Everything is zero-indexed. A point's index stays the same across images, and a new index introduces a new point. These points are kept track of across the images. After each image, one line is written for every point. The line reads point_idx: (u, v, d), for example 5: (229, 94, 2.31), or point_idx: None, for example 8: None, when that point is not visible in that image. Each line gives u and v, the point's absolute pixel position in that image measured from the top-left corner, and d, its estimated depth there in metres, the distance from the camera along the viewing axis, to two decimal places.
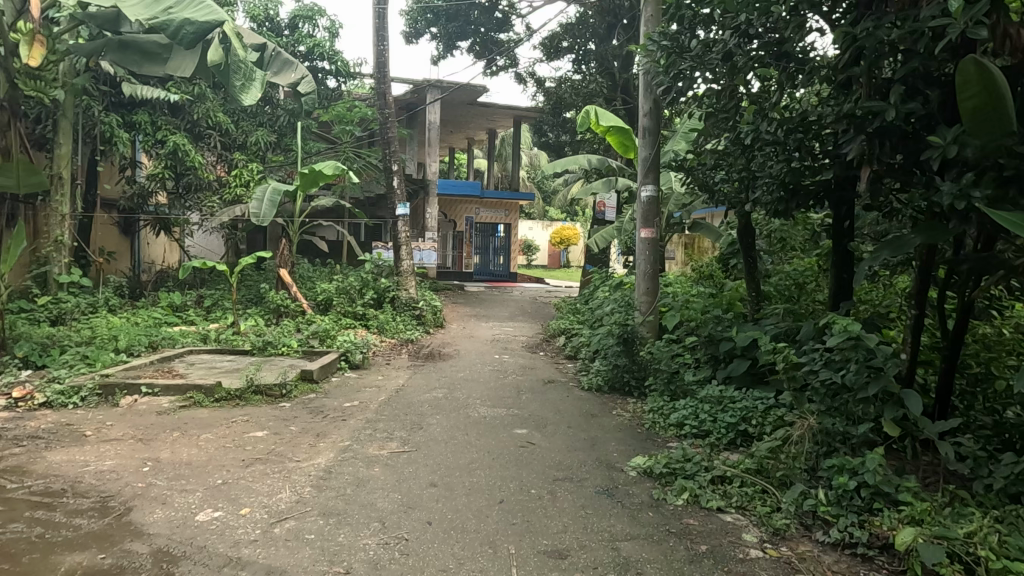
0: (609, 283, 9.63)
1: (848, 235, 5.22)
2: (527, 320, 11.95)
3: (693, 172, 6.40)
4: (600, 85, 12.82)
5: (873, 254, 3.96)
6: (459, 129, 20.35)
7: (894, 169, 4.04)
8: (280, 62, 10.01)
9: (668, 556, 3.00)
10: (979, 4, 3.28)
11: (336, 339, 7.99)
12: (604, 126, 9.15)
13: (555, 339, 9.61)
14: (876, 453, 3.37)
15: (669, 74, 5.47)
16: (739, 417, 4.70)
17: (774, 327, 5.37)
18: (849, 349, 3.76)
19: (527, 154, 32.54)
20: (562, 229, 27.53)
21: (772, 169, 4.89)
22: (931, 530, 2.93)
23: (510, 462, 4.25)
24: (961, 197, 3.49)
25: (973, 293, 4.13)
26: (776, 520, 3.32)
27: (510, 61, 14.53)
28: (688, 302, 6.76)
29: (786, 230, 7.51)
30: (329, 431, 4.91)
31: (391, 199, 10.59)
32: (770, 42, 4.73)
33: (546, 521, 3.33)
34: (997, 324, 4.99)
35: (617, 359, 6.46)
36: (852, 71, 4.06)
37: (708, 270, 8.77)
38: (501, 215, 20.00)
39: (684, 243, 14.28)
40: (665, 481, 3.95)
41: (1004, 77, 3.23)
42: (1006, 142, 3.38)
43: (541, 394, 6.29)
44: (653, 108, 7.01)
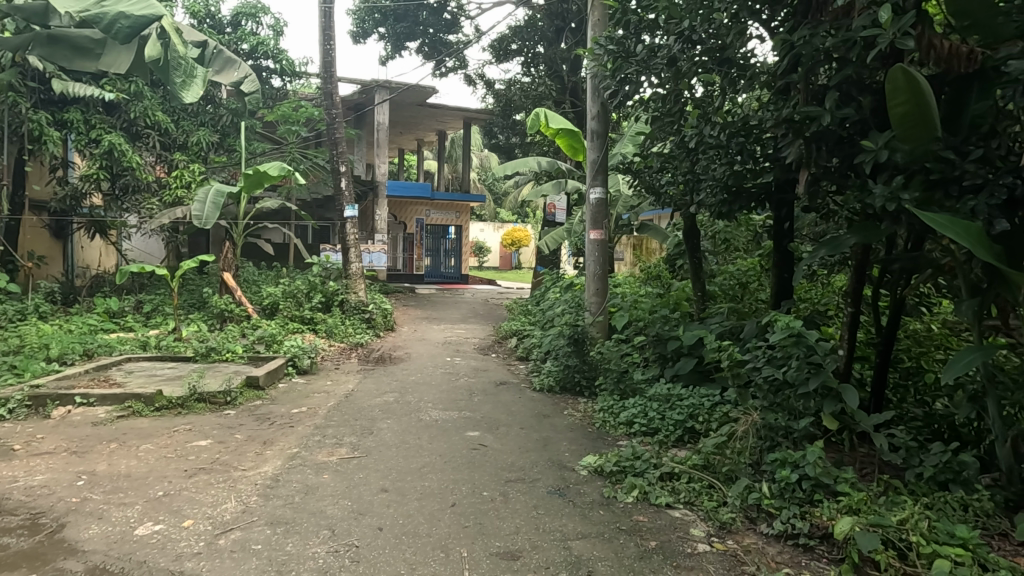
0: (560, 284, 9.73)
1: (788, 236, 5.41)
2: (478, 321, 11.93)
3: (640, 175, 6.48)
4: (549, 88, 13.03)
5: (811, 254, 4.11)
6: (409, 130, 20.21)
7: (830, 172, 4.20)
8: (222, 61, 9.72)
9: (618, 553, 3.04)
10: (906, 16, 3.44)
11: (283, 344, 7.81)
12: (553, 128, 9.23)
13: (507, 340, 9.63)
14: (817, 445, 3.50)
15: (616, 77, 5.56)
16: (686, 414, 4.81)
17: (719, 326, 5.51)
18: (791, 346, 3.87)
19: (477, 156, 32.55)
20: (513, 231, 27.77)
21: (715, 172, 5.07)
22: (867, 518, 3.04)
23: (462, 464, 4.24)
24: (892, 200, 3.63)
25: (904, 290, 4.35)
26: (723, 514, 3.41)
27: (459, 63, 14.51)
28: (637, 302, 6.88)
29: (729, 231, 7.78)
30: (277, 438, 4.80)
31: (339, 200, 10.43)
32: (712, 48, 4.86)
33: (498, 523, 3.33)
34: (927, 320, 5.25)
35: (568, 359, 6.52)
36: (790, 78, 4.21)
37: (656, 270, 8.94)
38: (452, 216, 19.95)
39: (632, 244, 14.56)
40: (615, 479, 4.00)
41: (931, 86, 3.41)
42: (934, 147, 3.58)
43: (493, 396, 6.29)
44: (601, 111, 7.08)
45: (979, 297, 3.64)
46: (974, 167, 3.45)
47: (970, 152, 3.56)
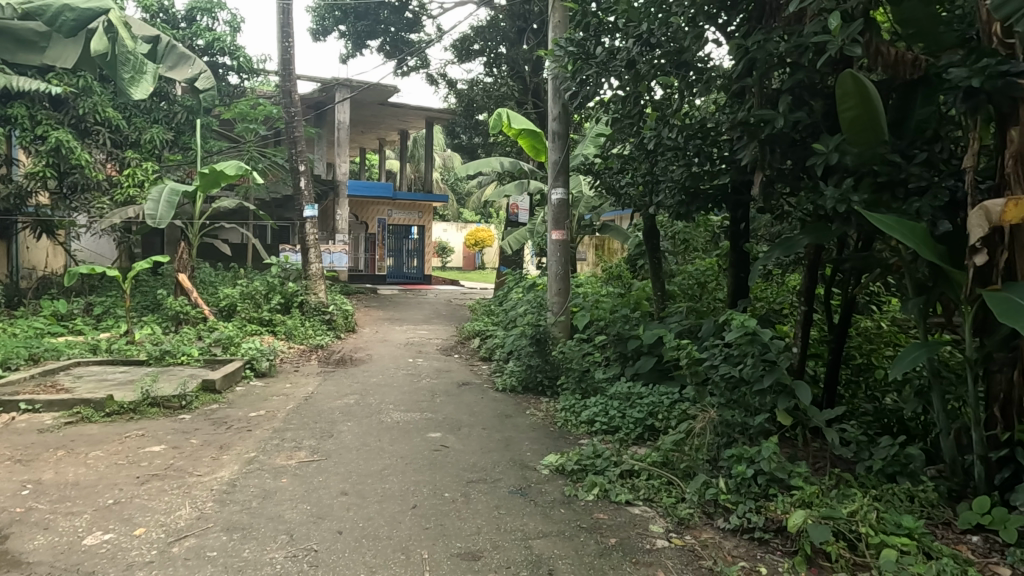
0: (522, 284, 9.78)
1: (744, 236, 5.53)
2: (441, 322, 11.87)
3: (601, 176, 6.54)
4: (511, 89, 13.11)
5: (765, 254, 4.23)
6: (370, 130, 20.03)
7: (785, 174, 4.32)
8: (175, 56, 9.48)
9: (578, 551, 3.07)
10: (855, 24, 3.55)
11: (240, 347, 7.65)
12: (515, 128, 9.26)
13: (469, 340, 9.62)
14: (771, 441, 3.58)
15: (576, 79, 5.64)
16: (646, 412, 4.88)
17: (677, 325, 5.60)
18: (746, 344, 3.95)
19: (439, 156, 32.42)
20: (476, 232, 27.75)
21: (673, 174, 5.17)
22: (819, 511, 3.12)
23: (424, 466, 4.23)
24: (842, 201, 3.74)
25: (855, 289, 4.49)
26: (681, 510, 3.46)
27: (421, 62, 14.42)
28: (598, 302, 6.94)
29: (688, 232, 7.94)
30: (234, 442, 4.71)
31: (299, 200, 10.27)
32: (670, 51, 4.90)
33: (460, 523, 3.33)
34: (877, 318, 5.43)
35: (530, 359, 6.55)
36: (745, 82, 4.31)
37: (617, 270, 9.04)
38: (415, 216, 19.86)
39: (594, 244, 14.69)
40: (576, 477, 4.03)
41: (877, 91, 3.54)
42: (881, 150, 3.71)
43: (455, 397, 6.28)
44: (562, 112, 7.12)
45: (924, 296, 3.79)
46: (919, 170, 3.61)
47: (914, 156, 3.71)
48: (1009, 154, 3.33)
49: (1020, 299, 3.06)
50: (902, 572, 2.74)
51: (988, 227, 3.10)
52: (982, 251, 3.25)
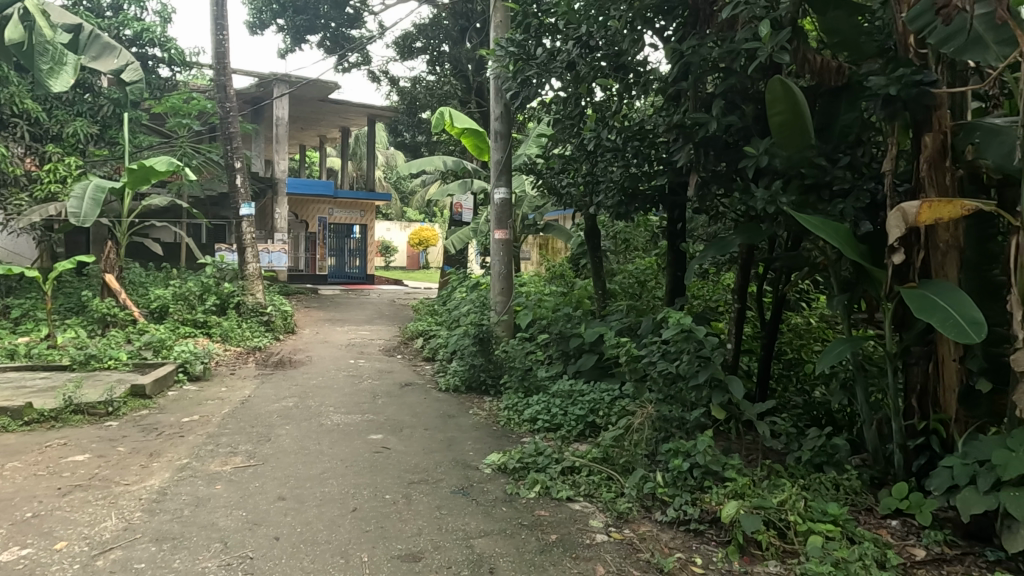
0: (466, 284, 9.78)
1: (681, 236, 5.67)
2: (384, 323, 11.73)
3: (543, 175, 6.60)
4: (454, 87, 13.08)
5: (700, 254, 4.38)
6: (311, 126, 19.61)
7: (719, 176, 4.46)
8: (99, 46, 9.04)
9: (520, 548, 3.09)
10: (783, 32, 3.69)
11: (172, 349, 7.36)
12: (457, 127, 9.25)
13: (413, 340, 9.53)
14: (706, 435, 3.68)
15: (517, 80, 5.66)
16: (587, 409, 4.95)
17: (618, 323, 5.71)
18: (682, 341, 4.04)
19: (382, 154, 32.00)
20: (420, 231, 27.47)
21: (613, 174, 5.26)
22: (750, 501, 3.23)
23: (364, 468, 4.17)
24: (772, 203, 3.89)
25: (785, 288, 4.68)
26: (620, 505, 3.53)
27: (363, 58, 14.21)
28: (541, 301, 6.99)
29: (629, 231, 8.10)
30: (164, 449, 4.53)
31: (235, 198, 9.97)
32: (609, 54, 4.96)
33: (400, 526, 3.30)
34: (806, 314, 5.67)
35: (473, 359, 6.55)
36: (681, 86, 4.43)
37: (559, 270, 9.13)
38: (357, 215, 19.56)
39: (538, 243, 14.79)
40: (517, 476, 4.05)
41: (804, 96, 3.68)
42: (807, 154, 3.88)
43: (397, 398, 6.21)
44: (504, 112, 7.12)
45: (848, 293, 3.97)
46: (842, 172, 3.79)
47: (838, 159, 3.89)
48: (924, 159, 3.51)
49: (935, 295, 3.24)
50: (826, 557, 2.87)
51: (905, 228, 3.26)
52: (900, 251, 3.41)
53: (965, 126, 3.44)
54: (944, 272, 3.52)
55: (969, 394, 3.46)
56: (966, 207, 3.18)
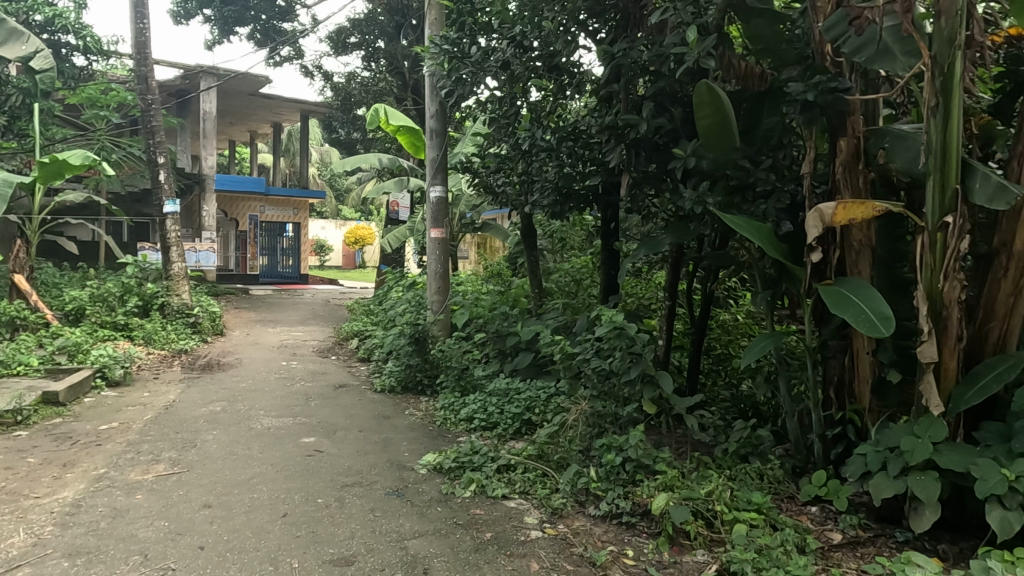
0: (402, 283, 9.68)
1: (615, 235, 5.77)
2: (318, 323, 11.48)
3: (478, 174, 6.60)
4: (390, 84, 12.93)
5: (632, 253, 4.48)
6: (241, 121, 18.98)
7: (649, 177, 4.56)
8: (5, 32, 8.50)
9: (454, 548, 3.08)
10: (709, 38, 3.82)
11: (89, 354, 6.99)
12: (393, 125, 9.15)
13: (347, 341, 9.35)
14: (638, 429, 3.76)
15: (452, 78, 5.63)
16: (523, 407, 4.98)
17: (554, 321, 5.77)
18: (614, 338, 4.11)
19: (316, 150, 31.26)
20: (355, 230, 26.88)
21: (548, 174, 5.31)
22: (680, 493, 3.32)
23: (296, 473, 4.06)
24: (699, 203, 4.01)
25: (713, 286, 4.84)
26: (554, 501, 3.56)
27: (295, 52, 13.86)
28: (477, 301, 6.99)
29: (565, 230, 8.17)
30: (79, 459, 4.30)
31: (157, 194, 9.54)
32: (543, 54, 4.98)
33: (332, 529, 3.24)
34: (734, 310, 5.87)
35: (409, 359, 6.46)
36: (612, 88, 4.51)
37: (497, 269, 9.14)
38: (290, 213, 19.08)
39: (476, 243, 14.77)
40: (453, 476, 4.04)
41: (729, 100, 3.80)
42: (732, 156, 4.01)
43: (331, 400, 6.09)
44: (439, 110, 7.05)
45: (771, 290, 4.14)
46: (764, 174, 3.95)
47: (762, 161, 4.03)
48: (840, 163, 3.67)
49: (848, 291, 3.42)
50: (750, 544, 2.98)
51: (822, 228, 3.42)
52: (818, 249, 3.58)
53: (875, 132, 3.66)
54: (858, 269, 3.69)
55: (881, 385, 3.66)
56: (877, 208, 3.37)
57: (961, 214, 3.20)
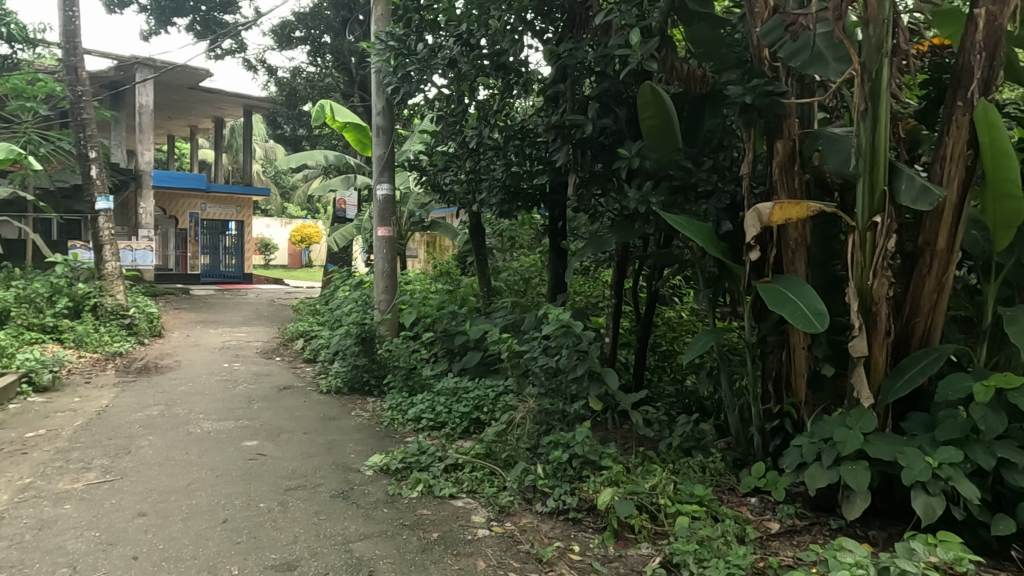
0: (349, 282, 9.53)
1: (562, 233, 5.82)
2: (262, 323, 11.20)
3: (426, 172, 6.56)
4: (336, 80, 12.72)
5: (578, 253, 4.53)
6: (180, 116, 18.35)
7: (596, 176, 4.62)
8: None
9: (400, 549, 3.05)
10: (652, 41, 3.89)
11: (14, 358, 6.63)
12: (338, 121, 8.99)
13: (292, 342, 9.15)
14: (585, 426, 3.80)
15: (398, 75, 5.57)
16: (471, 406, 4.98)
17: (502, 320, 5.79)
18: (561, 337, 4.14)
19: (260, 146, 30.48)
20: (302, 229, 26.35)
21: (495, 172, 5.32)
22: (625, 488, 3.38)
23: (237, 477, 3.95)
24: (643, 203, 4.08)
25: (658, 284, 4.94)
26: (502, 499, 3.57)
27: (237, 45, 13.48)
28: (426, 299, 6.95)
29: (514, 229, 8.17)
30: (2, 469, 4.07)
31: (89, 191, 9.12)
32: (490, 53, 4.96)
33: (274, 534, 3.17)
34: (678, 308, 6.01)
35: (355, 359, 6.36)
36: (558, 88, 4.55)
37: (445, 268, 9.10)
38: (233, 211, 18.62)
39: (425, 241, 14.66)
40: (400, 476, 4.00)
41: (673, 102, 3.86)
42: (675, 157, 4.10)
43: (275, 402, 5.95)
44: (386, 107, 6.97)
45: (713, 288, 4.25)
46: (706, 175, 4.05)
47: (703, 162, 4.13)
48: (776, 164, 3.78)
49: (785, 289, 3.54)
50: (692, 535, 3.05)
51: (760, 227, 3.53)
52: (756, 248, 3.69)
53: (809, 135, 3.80)
54: (795, 267, 3.81)
55: (816, 378, 3.80)
56: (812, 208, 3.48)
57: (889, 215, 3.34)
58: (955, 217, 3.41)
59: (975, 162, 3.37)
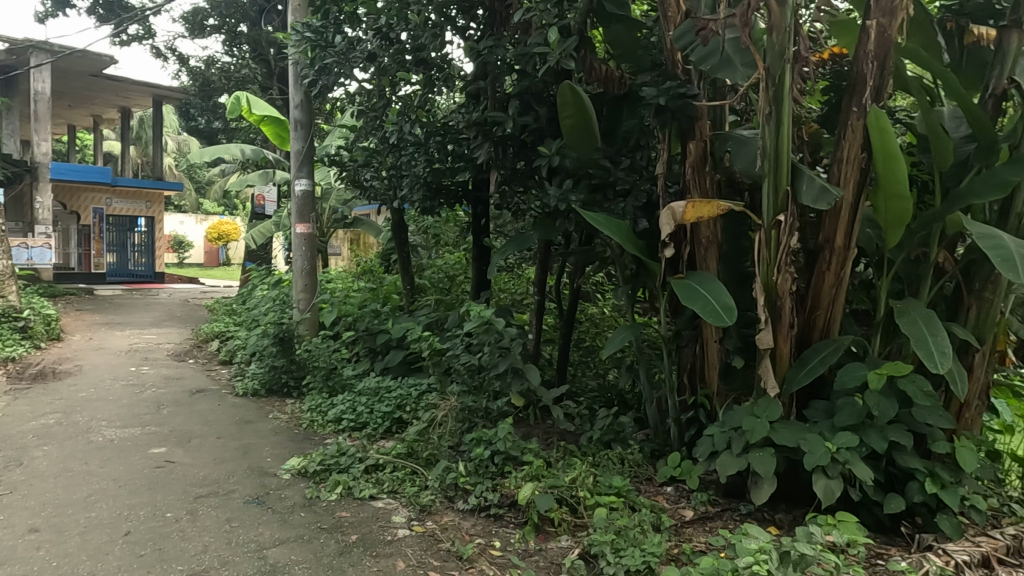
0: (268, 280, 9.20)
1: (485, 231, 5.83)
2: (174, 324, 10.66)
3: (346, 168, 6.43)
4: (254, 71, 12.26)
5: (500, 250, 4.56)
6: (81, 104, 17.24)
7: (517, 174, 4.66)
8: None
9: (317, 553, 2.98)
10: (569, 40, 3.95)
11: None
12: (256, 114, 8.67)
13: (207, 343, 8.77)
14: (507, 422, 3.82)
15: (315, 68, 5.42)
16: (394, 406, 4.92)
17: (425, 318, 5.74)
18: (483, 333, 4.17)
19: (173, 138, 29.04)
20: (218, 225, 25.26)
21: (417, 169, 5.27)
22: (545, 482, 3.42)
23: (143, 487, 3.75)
24: (563, 201, 4.15)
25: (579, 281, 5.04)
26: (423, 497, 3.54)
27: (145, 31, 12.78)
28: (348, 297, 6.81)
29: (439, 226, 8.09)
30: None
31: None
32: (410, 48, 4.90)
33: (182, 544, 3.03)
34: (601, 304, 6.14)
35: (274, 360, 6.18)
36: (479, 85, 4.57)
37: (369, 265, 8.94)
38: (142, 207, 17.29)
39: (349, 238, 14.33)
40: (318, 479, 3.91)
41: (592, 102, 3.94)
42: (594, 156, 4.19)
43: (187, 406, 5.69)
44: (304, 100, 6.78)
45: (631, 284, 4.36)
46: (624, 173, 4.15)
47: (621, 161, 4.24)
48: (689, 164, 3.91)
49: (697, 284, 3.67)
50: (609, 526, 3.11)
51: (674, 225, 3.64)
52: (671, 245, 3.81)
53: (720, 136, 3.96)
54: (706, 264, 3.95)
55: (727, 370, 3.96)
56: (722, 207, 3.63)
57: (791, 214, 3.53)
58: (851, 216, 3.62)
59: (868, 164, 3.61)
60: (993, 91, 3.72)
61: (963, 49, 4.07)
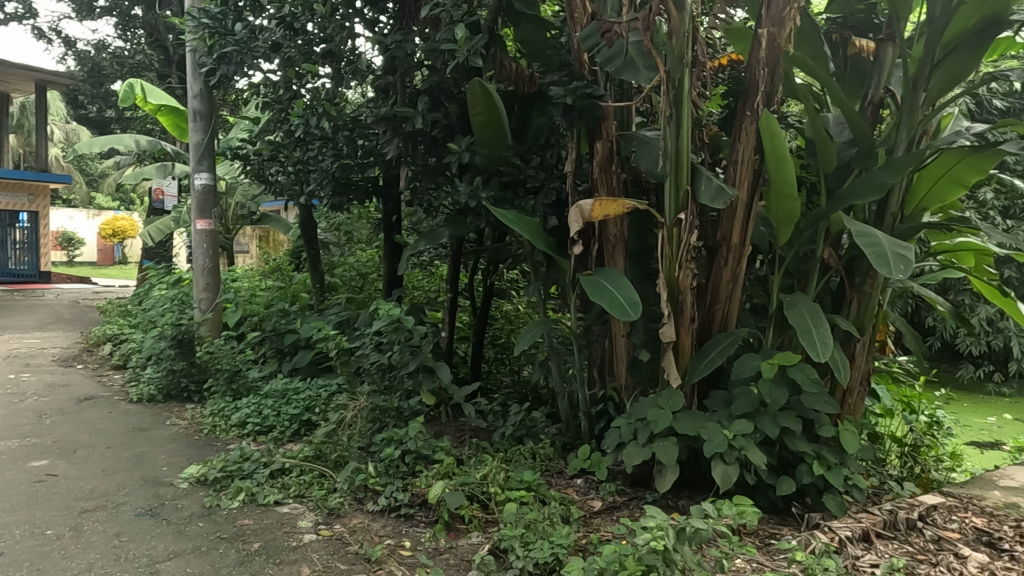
0: (166, 280, 8.70)
1: (396, 228, 5.75)
2: (61, 328, 9.91)
3: (249, 161, 6.17)
4: (150, 58, 11.55)
5: (411, 247, 4.51)
6: None
7: (428, 171, 4.61)
8: None
9: (215, 564, 2.85)
10: (477, 37, 3.95)
11: None
12: (152, 104, 8.15)
13: (98, 347, 8.20)
14: (417, 421, 3.80)
15: (214, 56, 5.18)
16: (302, 408, 4.78)
17: (335, 317, 5.60)
18: (393, 332, 4.16)
19: (59, 128, 27.01)
20: (113, 221, 23.70)
21: (324, 164, 5.13)
22: (456, 479, 3.42)
23: (19, 504, 3.46)
24: (473, 198, 4.15)
25: (492, 278, 5.07)
26: (331, 501, 3.46)
27: (25, 10, 11.79)
28: (253, 296, 6.54)
29: (351, 223, 7.92)
30: None
31: None
32: (316, 39, 4.76)
33: (63, 564, 2.82)
34: (515, 301, 6.19)
35: (172, 364, 5.86)
36: (389, 79, 4.53)
37: (277, 263, 8.63)
38: (24, 199, 15.87)
39: (257, 235, 13.78)
40: (220, 486, 3.74)
41: (501, 99, 3.95)
42: (504, 154, 4.21)
43: (73, 415, 5.30)
44: (204, 90, 6.44)
45: (542, 280, 4.42)
46: (534, 171, 4.22)
47: (531, 159, 4.31)
48: (596, 163, 3.99)
49: (605, 281, 3.76)
50: (519, 519, 3.15)
51: (582, 223, 3.70)
52: (579, 243, 3.88)
53: (625, 136, 4.06)
54: (614, 261, 4.05)
55: (634, 363, 4.08)
56: (627, 206, 3.72)
57: (691, 213, 3.68)
58: (746, 215, 3.81)
59: (761, 166, 3.81)
60: (871, 99, 4.02)
61: (847, 59, 4.35)
